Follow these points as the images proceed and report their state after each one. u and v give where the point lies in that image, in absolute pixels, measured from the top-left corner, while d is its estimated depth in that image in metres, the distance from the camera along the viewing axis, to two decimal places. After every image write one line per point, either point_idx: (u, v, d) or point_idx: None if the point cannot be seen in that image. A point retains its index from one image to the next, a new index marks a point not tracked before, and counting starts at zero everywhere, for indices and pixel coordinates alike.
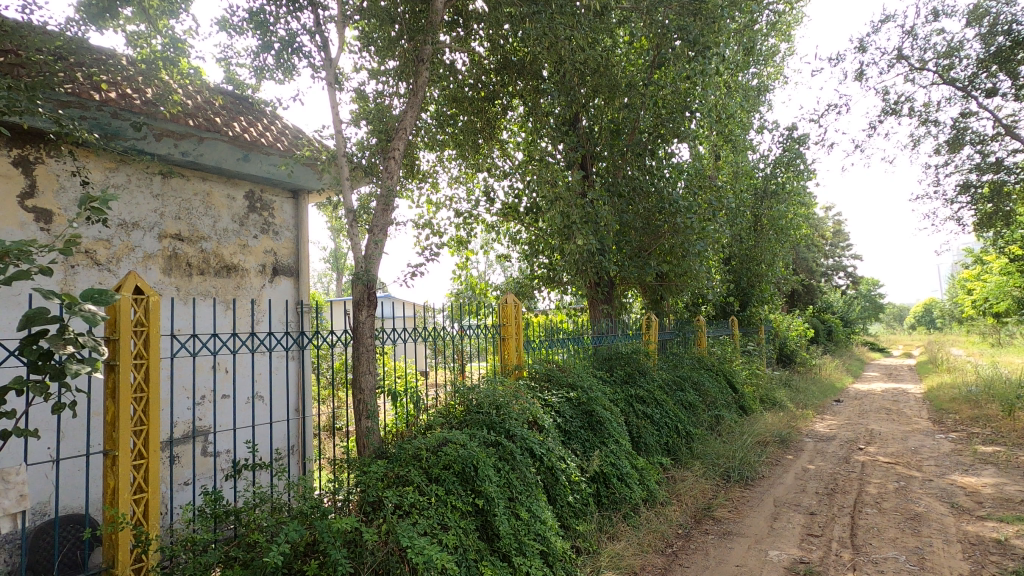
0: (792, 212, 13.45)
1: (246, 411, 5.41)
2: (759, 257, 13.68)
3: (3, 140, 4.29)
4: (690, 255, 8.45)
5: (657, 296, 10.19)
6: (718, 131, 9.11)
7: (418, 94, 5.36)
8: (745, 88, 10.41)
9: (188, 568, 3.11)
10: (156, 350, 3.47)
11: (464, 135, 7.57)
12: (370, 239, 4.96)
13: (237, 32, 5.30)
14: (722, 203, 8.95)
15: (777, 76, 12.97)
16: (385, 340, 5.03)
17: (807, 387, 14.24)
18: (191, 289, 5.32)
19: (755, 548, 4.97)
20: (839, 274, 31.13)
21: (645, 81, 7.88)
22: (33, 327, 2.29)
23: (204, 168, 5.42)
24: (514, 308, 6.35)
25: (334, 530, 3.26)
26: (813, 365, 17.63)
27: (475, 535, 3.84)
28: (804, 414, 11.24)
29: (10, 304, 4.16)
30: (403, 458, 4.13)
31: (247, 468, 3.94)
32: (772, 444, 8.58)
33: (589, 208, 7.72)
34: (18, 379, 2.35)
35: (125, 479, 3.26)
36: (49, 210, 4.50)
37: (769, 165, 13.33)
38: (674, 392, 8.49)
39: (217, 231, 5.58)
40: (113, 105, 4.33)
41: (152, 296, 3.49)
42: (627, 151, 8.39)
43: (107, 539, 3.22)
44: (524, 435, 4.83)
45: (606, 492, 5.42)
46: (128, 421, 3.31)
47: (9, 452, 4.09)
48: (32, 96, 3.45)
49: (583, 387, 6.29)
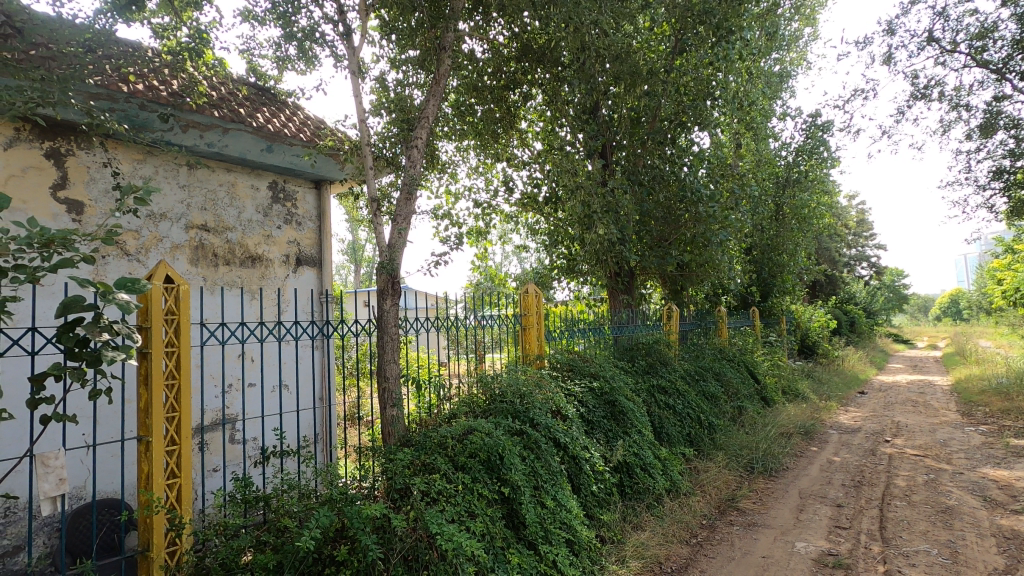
0: (816, 201, 13.24)
1: (273, 399, 5.49)
2: (782, 247, 13.45)
3: (36, 132, 4.37)
4: (713, 245, 8.33)
5: (677, 286, 10.07)
6: (740, 119, 8.92)
7: (440, 84, 5.36)
8: (768, 74, 10.18)
9: (221, 551, 3.17)
10: (187, 337, 3.52)
11: (484, 125, 7.48)
12: (394, 229, 4.96)
13: (260, 23, 5.32)
14: (745, 191, 8.93)
15: (800, 61, 12.69)
16: (407, 330, 5.05)
17: (830, 378, 14.04)
18: (217, 279, 5.39)
19: (782, 539, 4.92)
20: (862, 264, 30.56)
21: (666, 68, 7.82)
22: (71, 315, 2.29)
23: (229, 160, 5.47)
24: (535, 299, 6.29)
25: (364, 517, 3.28)
26: (835, 356, 17.32)
27: (501, 523, 3.85)
28: (827, 405, 11.07)
29: (46, 293, 4.27)
30: (429, 446, 4.15)
31: (275, 455, 3.99)
32: (796, 436, 8.47)
33: (610, 197, 7.65)
34: (56, 365, 2.36)
35: (159, 465, 3.33)
36: (80, 202, 4.57)
37: (791, 152, 13.17)
38: (696, 383, 8.40)
39: (242, 221, 5.63)
40: (141, 97, 4.43)
41: (183, 285, 3.54)
42: (647, 139, 8.19)
43: (142, 523, 3.28)
44: (548, 424, 4.84)
45: (630, 482, 5.40)
46: (159, 408, 3.36)
47: (48, 438, 4.21)
48: (64, 87, 3.47)
49: (606, 376, 6.28)
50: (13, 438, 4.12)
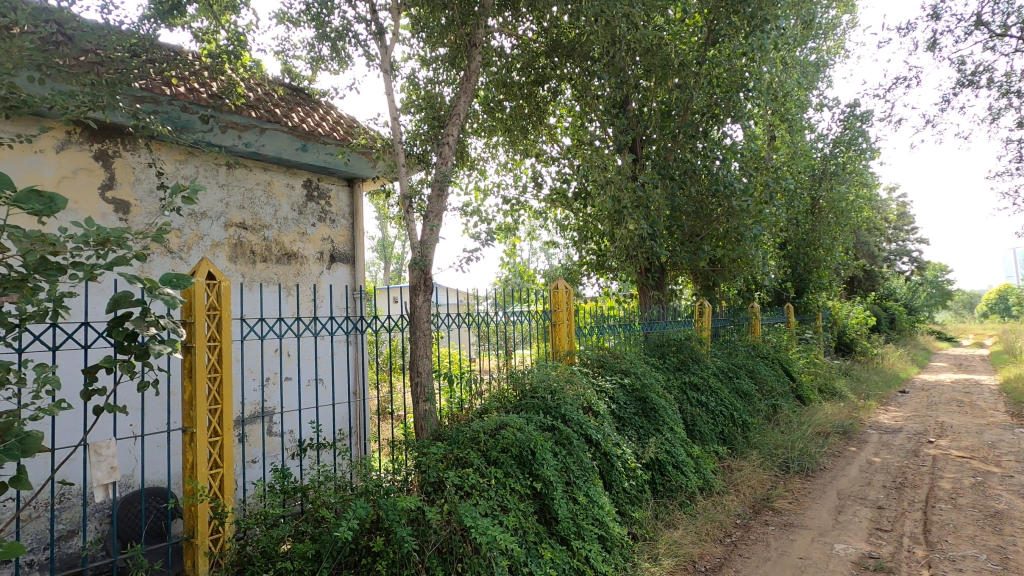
0: (854, 194, 12.84)
1: (310, 392, 5.62)
2: (817, 242, 13.10)
3: (86, 135, 4.56)
4: (746, 239, 8.15)
5: (709, 282, 9.90)
6: (775, 110, 8.70)
7: (471, 80, 5.40)
8: (804, 64, 9.90)
9: (262, 540, 3.26)
10: (228, 332, 3.63)
11: (513, 121, 7.45)
12: (426, 225, 5.00)
13: (294, 24, 5.42)
14: (780, 185, 8.71)
15: (837, 50, 12.29)
16: (438, 326, 5.08)
17: (869, 377, 13.59)
18: (255, 275, 5.54)
19: (820, 540, 4.81)
20: (902, 259, 29.52)
21: (698, 60, 7.68)
22: (120, 310, 2.38)
23: (266, 159, 5.61)
24: (565, 295, 6.29)
25: (399, 509, 3.34)
26: (875, 354, 16.78)
27: (534, 517, 3.87)
28: (867, 404, 10.72)
29: (97, 289, 4.45)
30: (461, 440, 4.18)
31: (312, 447, 4.08)
32: (834, 436, 8.24)
33: (640, 192, 7.56)
34: (107, 358, 2.45)
35: (202, 455, 3.45)
36: (126, 201, 4.75)
37: (827, 144, 12.82)
38: (729, 380, 8.25)
39: (278, 219, 5.77)
40: (183, 100, 4.58)
41: (224, 281, 3.64)
42: (678, 133, 8.06)
43: (187, 511, 3.42)
44: (580, 420, 4.83)
45: (662, 480, 5.35)
46: (203, 401, 3.48)
47: (100, 427, 4.41)
48: (113, 91, 3.59)
49: (637, 373, 6.23)
50: (68, 428, 4.33)
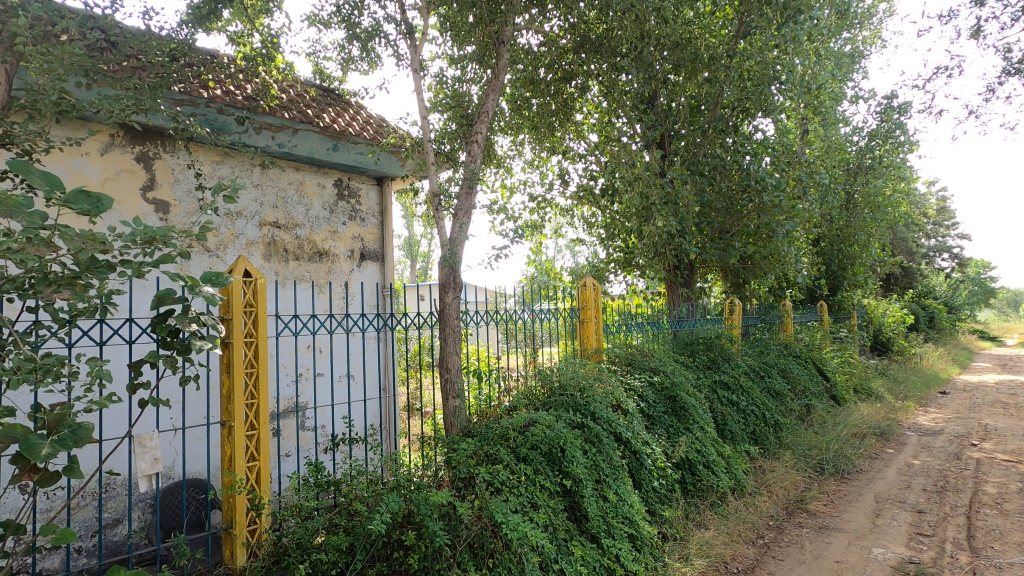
0: (891, 188, 12.43)
1: (341, 388, 5.72)
2: (853, 238, 12.71)
3: (128, 138, 4.72)
4: (778, 236, 8.00)
5: (740, 279, 9.72)
6: (808, 103, 8.47)
7: (499, 78, 5.41)
8: (839, 55, 9.62)
9: (297, 532, 3.32)
10: (264, 329, 3.71)
11: (540, 119, 7.43)
12: (455, 223, 5.04)
13: (325, 26, 5.50)
14: (814, 180, 8.49)
15: (874, 39, 11.90)
16: (467, 323, 5.10)
17: (906, 377, 13.18)
18: (288, 273, 5.66)
19: (856, 544, 4.68)
20: (942, 255, 28.50)
21: (728, 53, 7.53)
22: (163, 307, 2.47)
23: (298, 160, 5.73)
24: (593, 292, 6.27)
25: (431, 503, 3.37)
26: (913, 353, 16.23)
27: (564, 515, 3.87)
28: (905, 405, 10.39)
29: (140, 287, 4.60)
30: (491, 436, 4.20)
31: (345, 442, 4.14)
32: (871, 437, 8.01)
33: (668, 188, 7.44)
34: (151, 353, 2.55)
35: (240, 448, 3.56)
36: (166, 202, 4.90)
37: (863, 137, 12.45)
38: (761, 379, 8.09)
39: (310, 218, 5.87)
40: (219, 102, 4.69)
41: (260, 279, 3.73)
42: (708, 128, 7.93)
43: (226, 502, 3.52)
44: (609, 418, 4.81)
45: (692, 480, 5.28)
46: (240, 395, 3.59)
47: (143, 420, 4.58)
48: (154, 95, 3.70)
49: (666, 371, 6.16)
50: (114, 420, 4.49)
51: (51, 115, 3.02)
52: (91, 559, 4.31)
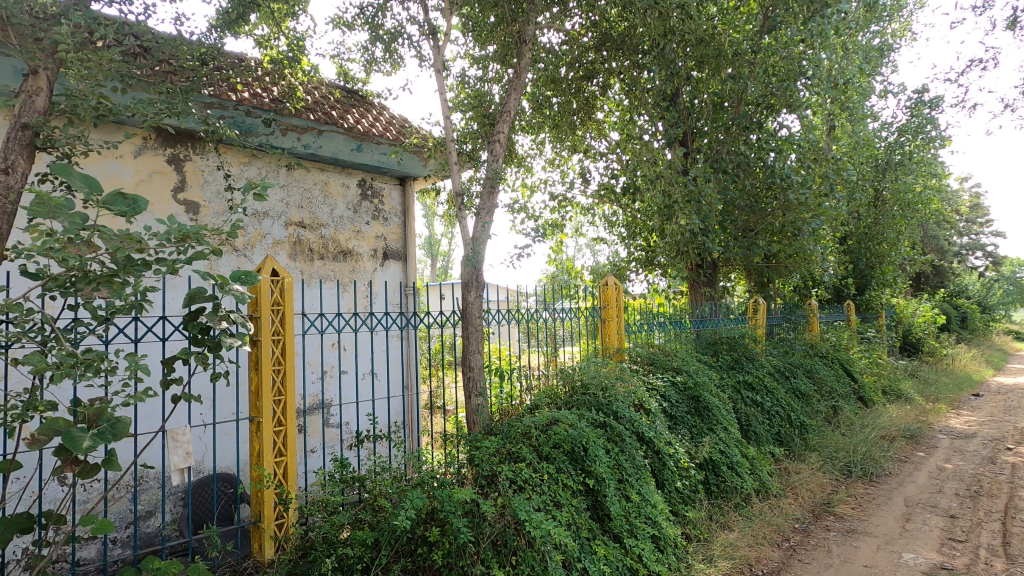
0: (922, 184, 12.12)
1: (365, 385, 5.79)
2: (881, 236, 12.42)
3: (160, 140, 4.84)
4: (804, 234, 7.86)
5: (764, 278, 9.58)
6: (834, 98, 8.28)
7: (521, 78, 5.42)
8: (868, 49, 9.40)
9: (323, 527, 3.38)
10: (291, 326, 3.78)
11: (561, 117, 7.40)
12: (477, 222, 5.06)
13: (349, 28, 5.57)
14: (841, 176, 8.32)
15: (904, 32, 11.60)
16: (488, 322, 5.12)
17: (938, 378, 12.84)
18: (313, 272, 5.75)
19: (886, 548, 4.59)
20: (975, 253, 27.66)
21: (753, 48, 7.40)
22: (195, 305, 2.55)
23: (323, 160, 5.81)
24: (615, 291, 6.24)
25: (454, 500, 3.40)
26: (945, 354, 15.78)
27: (587, 514, 3.88)
28: (936, 407, 10.12)
29: (173, 286, 4.72)
30: (513, 434, 4.21)
31: (369, 438, 4.19)
32: (900, 439, 7.83)
33: (691, 186, 7.37)
34: (184, 349, 2.62)
35: (268, 444, 3.64)
36: (196, 202, 5.02)
37: (892, 133, 12.17)
38: (786, 380, 7.97)
39: (335, 218, 5.97)
40: (247, 104, 4.79)
41: (287, 277, 3.80)
42: (731, 125, 7.83)
43: (255, 497, 3.61)
44: (631, 417, 4.79)
45: (716, 481, 5.23)
46: (268, 392, 3.67)
47: (175, 415, 4.70)
48: (186, 98, 3.79)
49: (689, 371, 6.10)
50: (147, 415, 4.63)
51: (90, 119, 3.13)
52: (126, 550, 4.46)
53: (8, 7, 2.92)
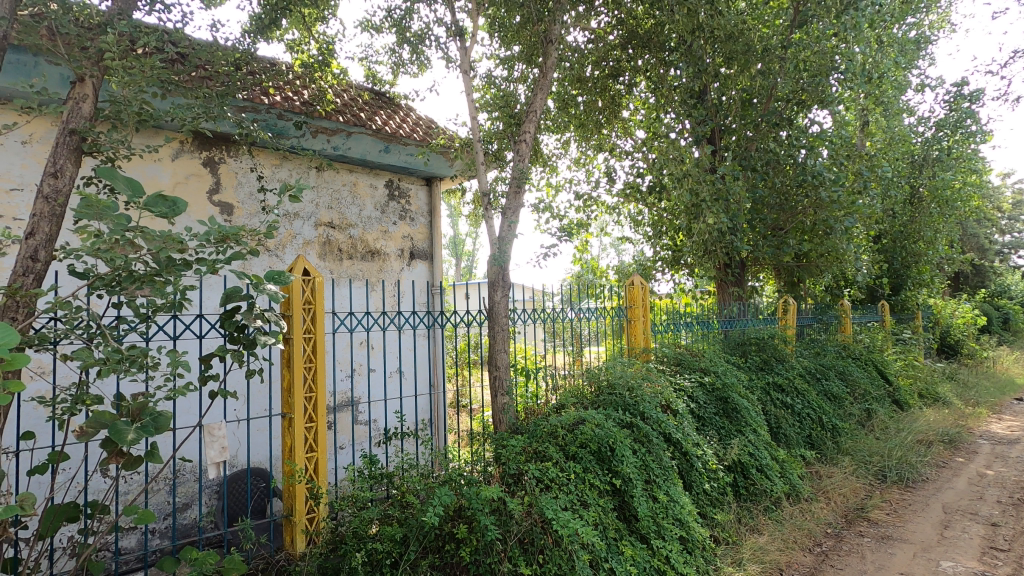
0: (961, 181, 11.70)
1: (393, 383, 5.88)
2: (918, 234, 12.03)
3: (196, 143, 4.99)
4: (836, 233, 7.66)
5: (794, 278, 9.39)
6: (869, 93, 8.02)
7: (547, 77, 5.42)
8: (904, 41, 9.12)
9: (353, 521, 3.45)
10: (322, 325, 3.86)
11: (587, 116, 7.36)
12: (504, 222, 5.08)
13: (377, 32, 5.66)
14: (876, 173, 8.09)
15: (942, 24, 11.22)
16: (514, 322, 5.13)
17: (978, 382, 12.38)
18: (342, 272, 5.85)
19: (923, 556, 4.46)
20: (1018, 253, 26.59)
21: (783, 43, 7.25)
22: (231, 304, 2.63)
23: (352, 161, 5.91)
24: (641, 290, 6.20)
25: (482, 498, 3.43)
26: (986, 357, 15.22)
27: (613, 514, 3.87)
28: (976, 412, 9.77)
29: (210, 285, 4.87)
30: (539, 433, 4.22)
31: (397, 435, 4.25)
32: (938, 444, 7.58)
33: (719, 184, 7.26)
34: (221, 347, 2.71)
35: (299, 440, 3.72)
36: (230, 204, 5.16)
37: (929, 127, 11.80)
38: (817, 382, 7.80)
39: (363, 218, 6.06)
40: (279, 108, 4.90)
41: (318, 277, 3.87)
42: (761, 122, 7.69)
43: (287, 491, 3.69)
44: (658, 418, 4.76)
45: (745, 483, 5.16)
46: (300, 389, 3.75)
47: (211, 411, 4.85)
48: (222, 102, 3.90)
49: (717, 371, 6.02)
50: (185, 410, 4.78)
51: (133, 124, 3.25)
52: (165, 540, 4.62)
53: (58, 18, 3.05)
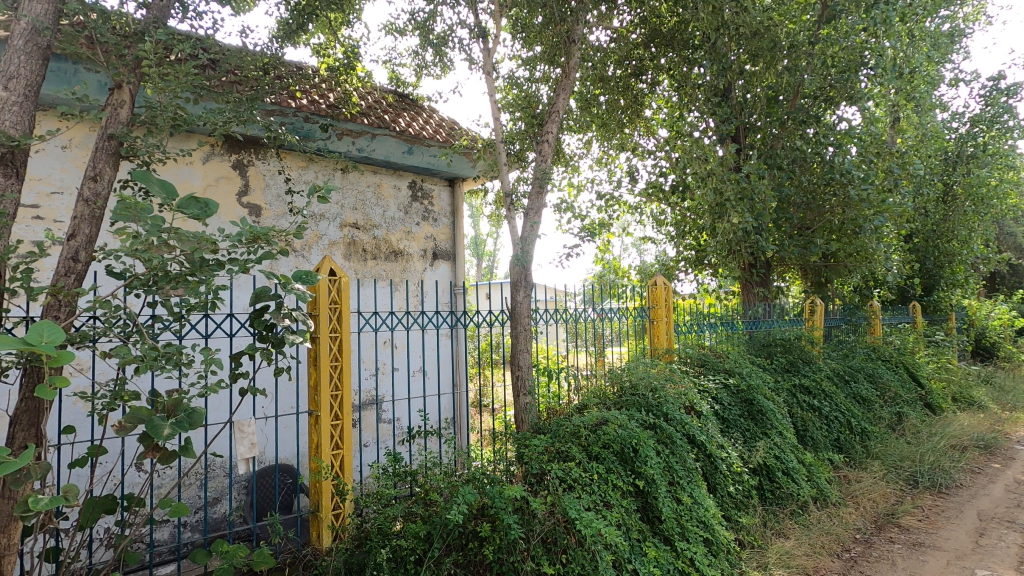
0: (998, 177, 11.31)
1: (416, 382, 5.94)
2: (951, 233, 11.68)
3: (226, 146, 5.11)
4: (866, 232, 7.49)
5: (822, 278, 9.21)
6: (899, 88, 7.84)
7: (570, 77, 5.44)
8: (937, 35, 8.88)
9: (378, 518, 3.50)
10: (347, 324, 3.92)
11: (609, 116, 7.32)
12: (526, 222, 5.10)
13: (401, 34, 5.72)
14: (907, 171, 7.89)
15: (978, 16, 10.88)
16: (536, 322, 5.14)
17: (1016, 386, 11.97)
18: (366, 272, 5.94)
19: (957, 564, 4.35)
20: None
21: (811, 39, 7.11)
22: (261, 303, 2.69)
23: (376, 163, 5.98)
24: (664, 290, 6.16)
25: (505, 497, 3.44)
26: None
27: (636, 515, 3.86)
28: (1013, 417, 9.45)
29: (240, 285, 4.98)
30: (562, 433, 4.20)
31: (421, 433, 4.29)
32: (973, 450, 7.35)
33: (744, 183, 7.15)
34: (251, 345, 2.77)
35: (326, 436, 3.79)
36: (258, 205, 5.27)
37: (963, 123, 11.45)
38: (846, 384, 7.64)
39: (386, 219, 6.13)
40: (305, 111, 4.98)
41: (344, 277, 3.94)
42: (787, 119, 7.56)
43: (314, 487, 3.76)
44: (682, 419, 4.73)
45: (770, 487, 5.10)
46: (326, 387, 3.82)
47: (240, 407, 4.97)
48: (252, 106, 3.98)
49: (742, 373, 5.93)
50: (216, 406, 4.90)
51: (167, 129, 3.35)
52: (196, 533, 4.74)
53: (97, 27, 3.16)
